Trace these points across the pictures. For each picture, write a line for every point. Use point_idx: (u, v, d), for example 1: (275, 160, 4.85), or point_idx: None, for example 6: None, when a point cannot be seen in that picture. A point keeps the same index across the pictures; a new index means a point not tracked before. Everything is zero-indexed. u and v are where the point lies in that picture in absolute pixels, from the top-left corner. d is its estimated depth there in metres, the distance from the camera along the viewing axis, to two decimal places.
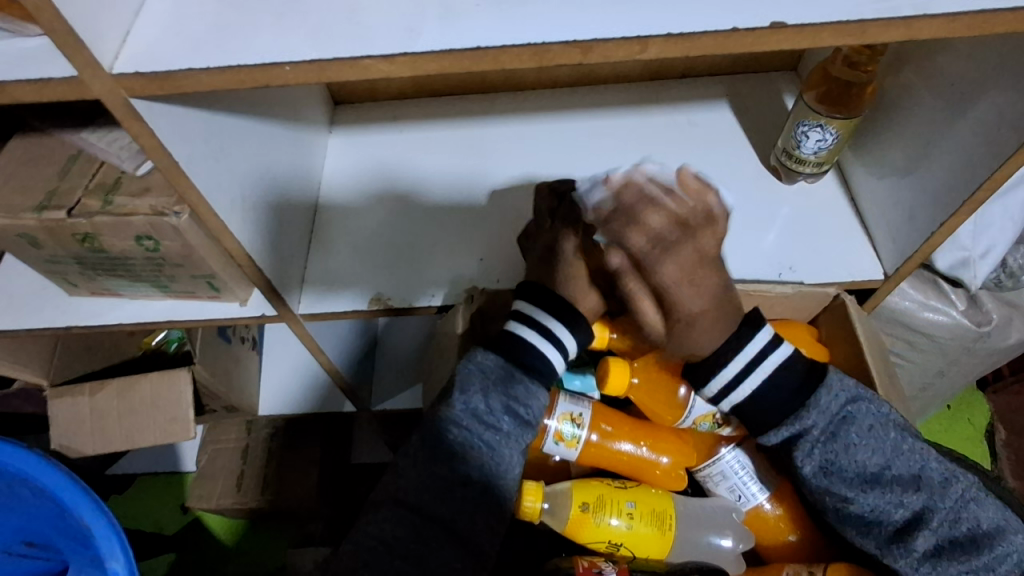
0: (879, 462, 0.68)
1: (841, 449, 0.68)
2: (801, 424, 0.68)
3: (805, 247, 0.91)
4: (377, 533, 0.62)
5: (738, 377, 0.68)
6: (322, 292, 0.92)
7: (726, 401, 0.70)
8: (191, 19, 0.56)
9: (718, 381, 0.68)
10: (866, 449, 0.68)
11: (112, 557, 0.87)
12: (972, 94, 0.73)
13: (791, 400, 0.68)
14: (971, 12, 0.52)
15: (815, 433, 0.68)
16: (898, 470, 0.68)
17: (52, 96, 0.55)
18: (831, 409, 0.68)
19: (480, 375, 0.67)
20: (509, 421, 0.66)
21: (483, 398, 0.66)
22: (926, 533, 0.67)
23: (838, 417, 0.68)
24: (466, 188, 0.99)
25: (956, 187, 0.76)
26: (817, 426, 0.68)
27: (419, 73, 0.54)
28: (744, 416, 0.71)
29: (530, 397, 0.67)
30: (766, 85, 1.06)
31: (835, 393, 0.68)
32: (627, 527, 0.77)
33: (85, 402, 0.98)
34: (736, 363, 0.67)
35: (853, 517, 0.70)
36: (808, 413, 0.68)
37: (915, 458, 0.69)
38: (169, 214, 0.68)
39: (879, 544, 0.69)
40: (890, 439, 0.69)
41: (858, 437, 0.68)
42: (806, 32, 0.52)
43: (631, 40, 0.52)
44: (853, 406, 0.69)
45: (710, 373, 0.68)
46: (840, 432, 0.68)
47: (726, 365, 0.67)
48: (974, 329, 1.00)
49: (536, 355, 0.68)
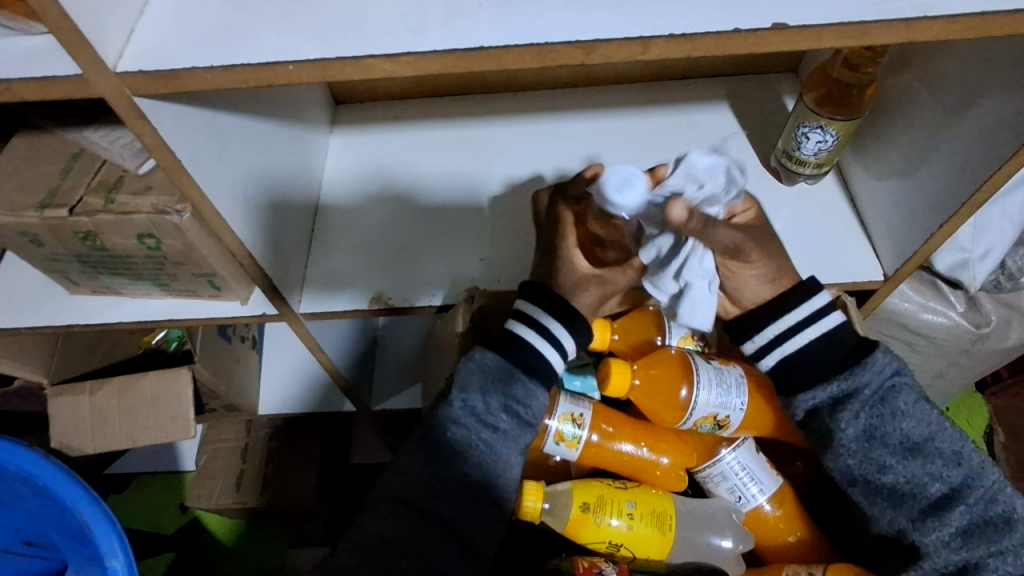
0: (921, 433, 0.67)
1: (887, 412, 0.67)
2: (851, 381, 0.67)
3: (805, 247, 0.91)
4: (376, 530, 0.62)
5: (799, 325, 0.69)
6: (323, 291, 0.92)
7: (776, 351, 0.69)
8: (195, 19, 0.56)
9: (777, 325, 0.69)
10: (910, 417, 0.67)
11: (112, 556, 0.87)
12: (972, 96, 0.74)
13: (846, 358, 0.68)
14: (972, 13, 0.52)
15: (864, 393, 0.67)
16: (940, 444, 0.67)
17: (55, 94, 0.55)
18: (883, 370, 0.68)
19: (478, 373, 0.68)
20: (507, 420, 0.67)
21: (481, 397, 0.67)
22: (962, 509, 0.66)
23: (887, 383, 0.68)
24: (467, 188, 0.99)
25: (957, 187, 0.76)
26: (868, 385, 0.67)
27: (423, 73, 0.54)
28: (789, 374, 0.69)
29: (529, 396, 0.68)
30: (766, 86, 1.06)
31: (887, 358, 0.68)
32: (627, 528, 0.77)
33: (85, 401, 0.98)
34: (804, 309, 0.69)
35: (884, 490, 0.68)
36: (864, 370, 0.67)
37: (956, 437, 0.68)
38: (170, 212, 0.68)
39: (910, 517, 0.67)
40: (933, 413, 0.68)
41: (905, 404, 0.67)
42: (809, 33, 0.52)
43: (634, 40, 0.52)
44: (901, 376, 0.69)
45: (767, 322, 0.69)
46: (888, 398, 0.67)
47: (793, 308, 0.69)
48: (973, 330, 1.01)
49: (536, 355, 0.69)
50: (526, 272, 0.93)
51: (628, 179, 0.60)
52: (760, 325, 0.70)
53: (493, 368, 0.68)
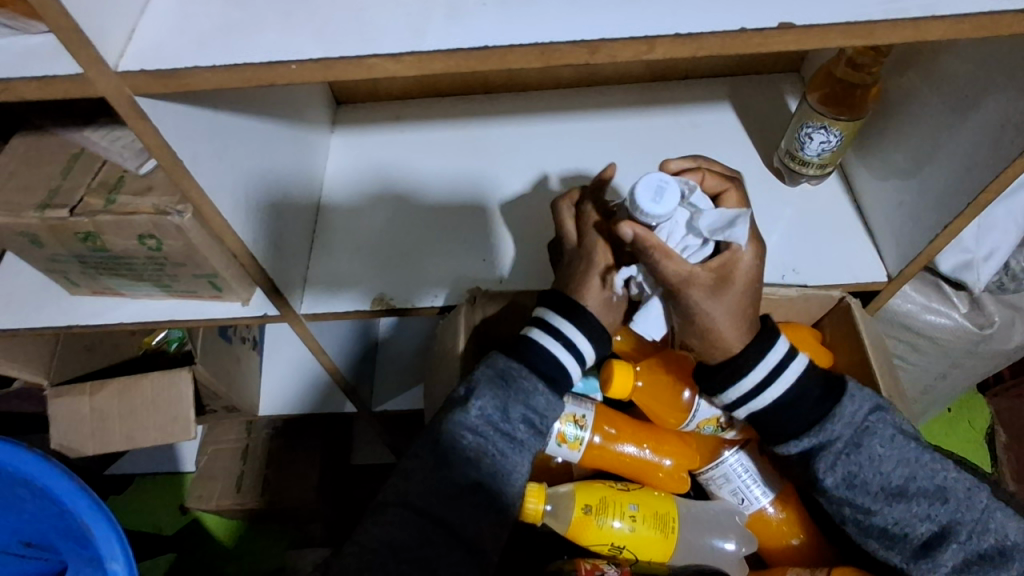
0: (903, 474, 0.66)
1: (863, 459, 0.66)
2: (822, 434, 0.67)
3: (808, 248, 0.91)
4: (383, 535, 0.61)
5: (759, 386, 0.67)
6: (324, 291, 0.92)
7: (743, 408, 0.69)
8: (197, 18, 0.56)
9: (735, 391, 0.68)
10: (887, 460, 0.66)
11: (112, 557, 0.86)
12: (976, 96, 0.73)
13: (813, 412, 0.67)
14: (979, 13, 0.52)
15: (837, 445, 0.67)
16: (923, 481, 0.66)
17: (56, 93, 0.55)
18: (853, 419, 0.67)
19: (495, 380, 0.67)
20: (523, 429, 0.67)
21: (500, 405, 0.66)
22: (954, 547, 0.64)
23: (861, 427, 0.67)
24: (470, 188, 0.99)
25: (961, 188, 0.75)
26: (840, 438, 0.67)
27: (425, 73, 0.54)
28: (760, 424, 0.69)
29: (547, 407, 0.68)
30: (768, 87, 1.06)
31: (857, 402, 0.68)
32: (630, 530, 0.76)
33: (85, 402, 0.97)
34: (757, 372, 0.67)
35: (876, 530, 0.68)
36: (833, 424, 0.67)
37: (937, 468, 0.67)
38: (172, 213, 0.68)
39: (904, 557, 0.67)
40: (912, 450, 0.67)
41: (882, 448, 0.67)
42: (815, 33, 0.52)
43: (639, 40, 0.52)
44: (874, 417, 0.68)
45: (729, 383, 0.67)
46: (863, 442, 0.67)
47: (748, 373, 0.67)
48: (976, 332, 1.00)
49: (557, 365, 0.69)
50: (528, 273, 0.93)
51: (660, 188, 0.60)
52: (722, 384, 0.68)
53: (512, 376, 0.67)
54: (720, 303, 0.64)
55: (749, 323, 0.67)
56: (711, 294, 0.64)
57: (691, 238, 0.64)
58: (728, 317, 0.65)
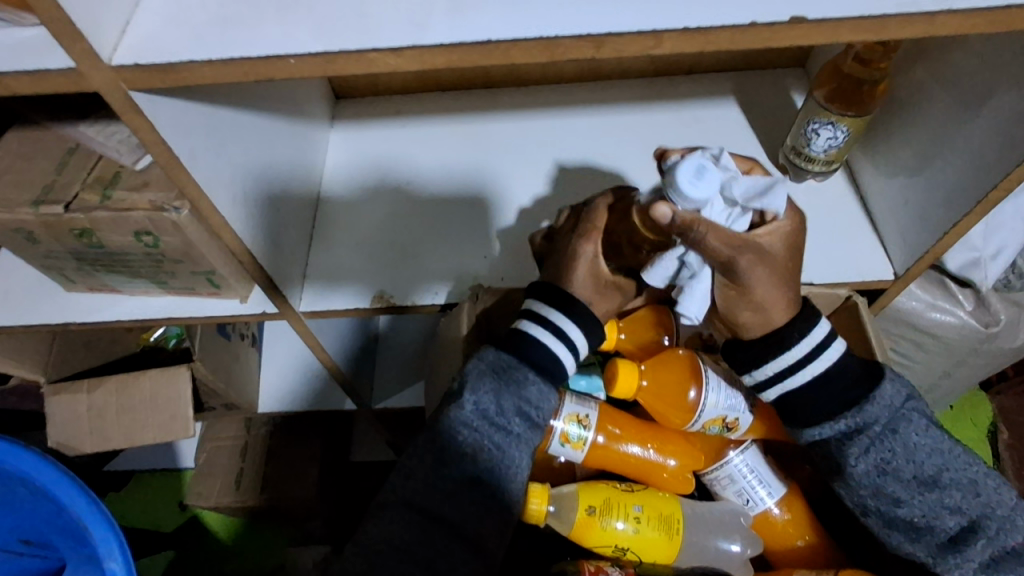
0: (937, 465, 0.65)
1: (899, 447, 0.64)
2: (859, 418, 0.64)
3: (814, 246, 0.90)
4: (384, 536, 0.60)
5: (803, 360, 0.65)
6: (323, 288, 0.90)
7: (778, 386, 0.66)
8: (192, 10, 0.55)
9: (776, 363, 0.65)
10: (923, 450, 0.64)
11: (110, 557, 0.86)
12: (989, 91, 0.72)
13: (848, 393, 0.65)
14: (995, 7, 0.51)
15: (873, 429, 0.64)
16: (955, 474, 0.65)
17: (49, 88, 0.54)
18: (892, 404, 0.65)
19: (490, 373, 0.66)
20: (519, 423, 0.65)
21: (495, 399, 0.65)
22: (982, 541, 0.64)
23: (897, 413, 0.65)
24: (472, 183, 0.98)
25: (971, 186, 0.74)
26: (878, 421, 0.64)
27: (428, 67, 0.53)
28: (792, 407, 0.66)
29: (542, 398, 0.67)
30: (773, 82, 1.05)
31: (894, 388, 0.66)
32: (633, 531, 0.75)
33: (83, 399, 0.96)
34: (804, 344, 0.65)
35: (902, 522, 0.66)
36: (872, 405, 0.64)
37: (968, 463, 0.66)
38: (169, 209, 0.67)
39: (930, 550, 0.66)
40: (945, 441, 0.66)
41: (917, 436, 0.65)
42: (826, 27, 0.51)
43: (645, 34, 0.51)
44: (910, 405, 0.66)
45: (770, 356, 0.65)
46: (899, 430, 0.64)
47: (794, 344, 0.64)
48: (981, 330, 0.99)
49: (552, 358, 0.68)
50: (530, 270, 0.92)
51: (701, 169, 0.54)
52: (761, 359, 0.65)
53: (505, 369, 0.66)
54: (768, 273, 0.62)
55: (792, 292, 0.65)
56: (759, 265, 0.62)
57: (730, 210, 0.61)
58: (775, 287, 0.63)
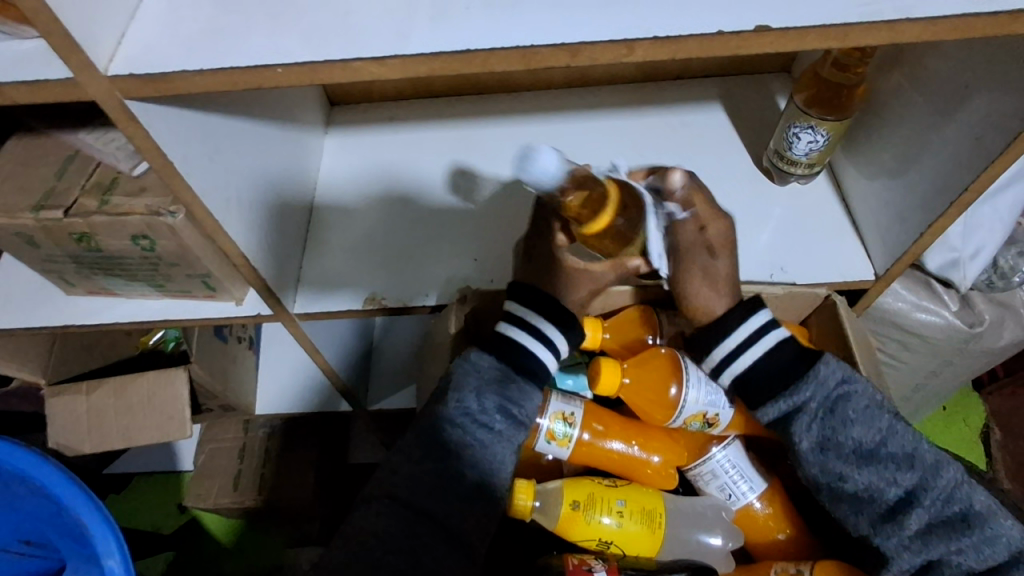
0: (874, 439, 0.67)
1: (837, 423, 0.68)
2: (796, 398, 0.68)
3: (797, 248, 0.92)
4: (369, 526, 0.62)
5: (740, 347, 0.70)
6: (318, 292, 0.93)
7: (728, 372, 0.71)
8: (185, 22, 0.57)
9: (720, 349, 0.71)
10: (861, 424, 0.67)
11: (108, 554, 0.87)
12: (961, 96, 0.74)
13: (791, 373, 0.69)
14: (953, 15, 0.53)
15: (811, 406, 0.68)
16: (893, 449, 0.67)
17: (48, 97, 0.56)
18: (829, 384, 0.68)
19: (474, 375, 0.70)
20: (502, 420, 0.68)
21: (477, 398, 0.68)
22: (918, 511, 0.66)
23: (836, 392, 0.68)
24: (463, 189, 1.00)
25: (945, 188, 0.76)
26: (814, 400, 0.68)
27: (410, 76, 0.55)
28: (745, 391, 0.71)
29: (523, 398, 0.70)
30: (759, 87, 1.07)
31: (832, 368, 0.69)
32: (617, 525, 0.77)
33: (82, 401, 0.98)
34: (739, 332, 0.70)
35: (846, 496, 0.68)
36: (807, 385, 0.68)
37: (909, 438, 0.68)
38: (164, 214, 0.69)
39: (871, 523, 0.67)
40: (885, 418, 0.68)
41: (855, 413, 0.68)
42: (792, 35, 0.53)
43: (618, 43, 0.53)
44: (851, 384, 0.69)
45: (714, 342, 0.71)
46: (837, 406, 0.68)
47: (728, 333, 0.70)
48: (966, 330, 1.01)
49: (532, 359, 0.71)
50: None
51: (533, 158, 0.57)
52: (708, 346, 0.72)
53: (488, 371, 0.70)
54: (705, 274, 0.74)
55: (730, 283, 0.75)
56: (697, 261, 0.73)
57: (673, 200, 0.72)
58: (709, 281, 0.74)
